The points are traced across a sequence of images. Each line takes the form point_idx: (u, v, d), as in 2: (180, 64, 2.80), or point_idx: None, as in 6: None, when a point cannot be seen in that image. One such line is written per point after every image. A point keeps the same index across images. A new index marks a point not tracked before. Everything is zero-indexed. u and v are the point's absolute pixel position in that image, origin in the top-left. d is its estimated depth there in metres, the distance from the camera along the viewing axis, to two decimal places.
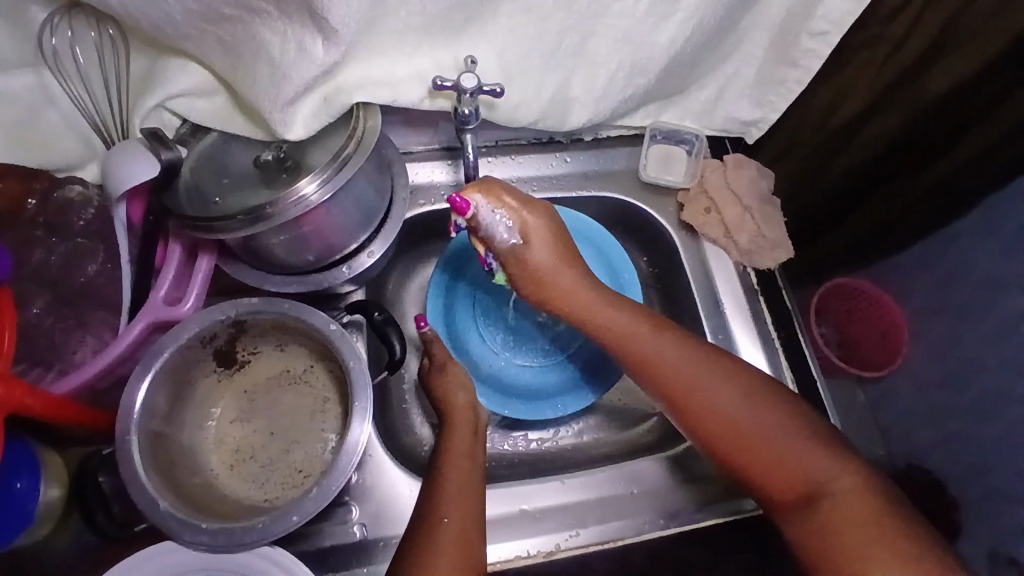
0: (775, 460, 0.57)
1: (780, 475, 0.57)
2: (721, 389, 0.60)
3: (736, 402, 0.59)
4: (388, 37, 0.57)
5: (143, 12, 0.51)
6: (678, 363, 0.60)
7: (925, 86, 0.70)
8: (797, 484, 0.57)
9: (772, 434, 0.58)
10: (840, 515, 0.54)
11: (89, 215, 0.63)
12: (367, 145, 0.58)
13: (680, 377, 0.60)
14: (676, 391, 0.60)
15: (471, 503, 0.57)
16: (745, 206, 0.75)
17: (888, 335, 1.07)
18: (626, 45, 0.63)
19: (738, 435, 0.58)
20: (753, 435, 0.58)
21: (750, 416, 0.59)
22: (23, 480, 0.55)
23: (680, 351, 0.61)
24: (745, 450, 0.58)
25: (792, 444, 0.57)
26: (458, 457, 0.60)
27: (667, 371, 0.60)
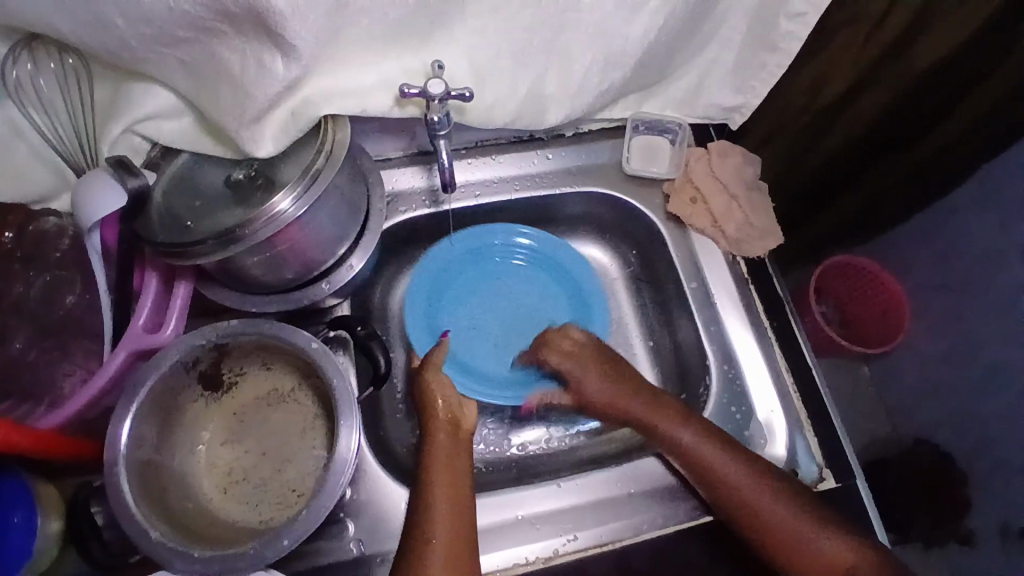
0: (802, 548, 0.59)
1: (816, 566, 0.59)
2: (759, 488, 0.61)
3: (778, 501, 0.61)
4: (351, 46, 0.56)
5: (98, 42, 0.50)
6: (717, 462, 0.62)
7: (906, 61, 0.68)
8: (830, 568, 0.58)
9: (816, 526, 0.59)
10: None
11: (65, 245, 0.62)
12: (338, 158, 0.57)
13: (705, 464, 0.63)
14: (711, 483, 0.62)
15: (462, 516, 0.57)
16: (731, 194, 0.74)
17: (889, 313, 1.03)
18: (599, 40, 0.62)
19: (771, 519, 0.60)
20: (781, 525, 0.60)
21: (772, 505, 0.60)
22: (20, 514, 0.55)
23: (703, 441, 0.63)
24: (789, 540, 0.59)
25: (819, 537, 0.59)
26: (444, 473, 0.59)
27: (717, 472, 0.62)
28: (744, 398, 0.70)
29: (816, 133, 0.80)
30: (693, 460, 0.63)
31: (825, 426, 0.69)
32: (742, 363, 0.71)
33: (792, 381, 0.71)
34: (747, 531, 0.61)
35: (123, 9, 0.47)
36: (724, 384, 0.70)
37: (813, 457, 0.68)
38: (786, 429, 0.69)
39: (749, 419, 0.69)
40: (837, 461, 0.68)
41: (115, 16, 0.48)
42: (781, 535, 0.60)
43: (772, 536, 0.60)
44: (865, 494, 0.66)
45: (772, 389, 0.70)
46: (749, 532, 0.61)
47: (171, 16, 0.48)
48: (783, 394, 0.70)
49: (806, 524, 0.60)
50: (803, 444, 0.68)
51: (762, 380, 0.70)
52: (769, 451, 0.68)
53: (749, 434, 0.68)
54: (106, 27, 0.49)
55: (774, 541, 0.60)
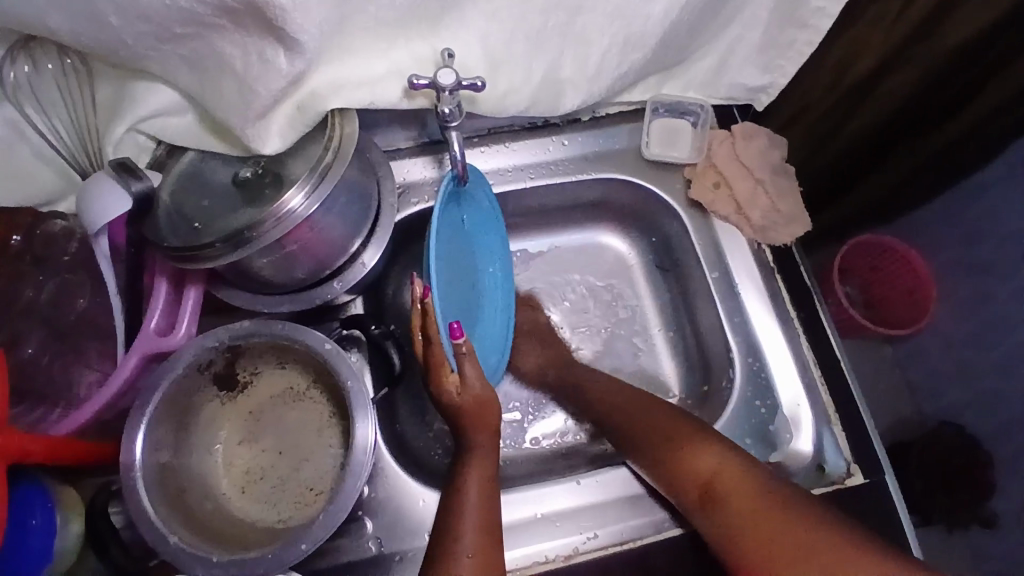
0: (693, 458, 0.59)
1: (693, 474, 0.59)
2: (652, 412, 0.65)
3: (670, 424, 0.63)
4: (358, 35, 0.53)
5: (95, 40, 0.49)
6: (615, 400, 0.68)
7: (946, 37, 0.64)
8: (705, 477, 0.58)
9: (701, 439, 0.60)
10: (741, 495, 0.56)
11: (74, 248, 0.61)
12: (346, 153, 0.55)
13: (611, 397, 0.69)
14: (611, 420, 0.67)
15: (490, 527, 0.56)
16: (756, 179, 0.71)
17: (916, 294, 1.00)
18: (616, 21, 0.59)
19: (668, 430, 0.62)
20: (680, 438, 0.61)
21: (668, 421, 0.63)
22: (38, 517, 0.54)
23: (611, 384, 0.70)
24: (685, 449, 0.60)
25: (712, 451, 0.59)
26: (478, 488, 0.57)
27: (617, 407, 0.67)
28: (770, 392, 0.68)
29: (847, 112, 0.76)
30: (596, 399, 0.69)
31: (852, 420, 0.67)
32: (767, 356, 0.69)
33: (818, 374, 0.69)
34: (636, 455, 0.64)
35: (118, 6, 0.45)
36: (748, 378, 0.68)
37: (840, 451, 0.66)
38: (813, 423, 0.67)
39: (774, 412, 0.67)
40: (865, 456, 0.66)
41: (110, 13, 0.46)
42: (683, 445, 0.61)
43: (662, 444, 0.62)
44: (894, 488, 0.64)
45: (797, 382, 0.68)
46: (640, 454, 0.63)
47: (169, 11, 0.46)
48: (810, 387, 0.68)
49: (693, 438, 0.61)
50: (831, 438, 0.66)
51: (788, 373, 0.68)
52: (795, 447, 0.66)
53: (773, 429, 0.67)
54: (103, 25, 0.47)
55: (660, 455, 0.62)
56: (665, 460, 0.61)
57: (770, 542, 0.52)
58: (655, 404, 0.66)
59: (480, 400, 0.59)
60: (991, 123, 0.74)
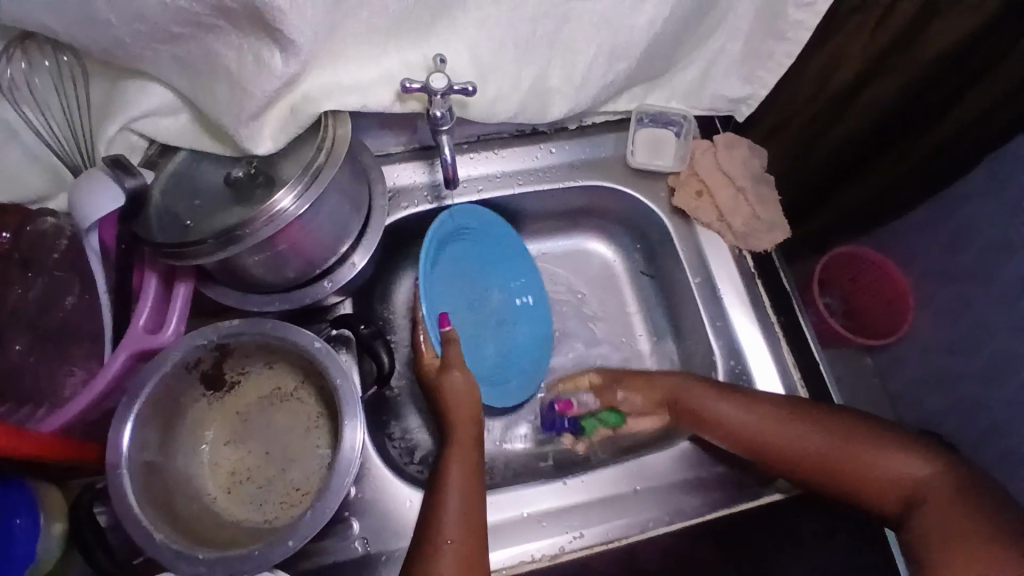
0: (885, 472, 0.58)
1: (886, 488, 0.58)
2: (814, 434, 0.61)
3: (836, 442, 0.61)
4: (351, 39, 0.55)
5: (90, 39, 0.49)
6: (750, 425, 0.63)
7: (922, 48, 0.67)
8: (901, 490, 0.58)
9: (877, 452, 0.59)
10: (937, 505, 0.55)
11: (62, 246, 0.62)
12: (338, 154, 0.56)
13: (766, 432, 0.63)
14: (750, 446, 0.63)
15: (474, 511, 0.57)
16: (737, 188, 0.73)
17: (894, 302, 1.02)
18: (604, 31, 0.61)
19: (850, 453, 0.60)
20: (858, 455, 0.60)
21: (835, 445, 0.60)
22: (23, 517, 0.54)
23: (751, 413, 0.64)
24: (870, 470, 0.59)
25: (896, 458, 0.59)
26: (462, 471, 0.59)
27: (757, 434, 0.63)
28: None
29: (826, 124, 0.79)
30: (730, 430, 0.64)
31: None
32: (748, 358, 0.70)
33: (799, 378, 0.70)
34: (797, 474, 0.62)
35: (117, 4, 0.46)
36: (730, 380, 0.70)
37: None
38: None
39: None
40: None
41: (109, 12, 0.47)
42: (860, 465, 0.59)
43: (844, 474, 0.60)
44: None
45: (777, 384, 0.69)
46: (805, 474, 0.61)
47: (167, 12, 0.47)
48: (790, 389, 0.69)
49: (883, 455, 0.59)
50: None
51: (768, 376, 0.70)
52: None
53: None
54: (101, 24, 0.48)
55: (849, 481, 0.60)
56: (846, 485, 0.60)
57: (948, 550, 0.53)
58: (809, 419, 0.62)
59: (470, 394, 0.63)
60: (966, 135, 0.77)
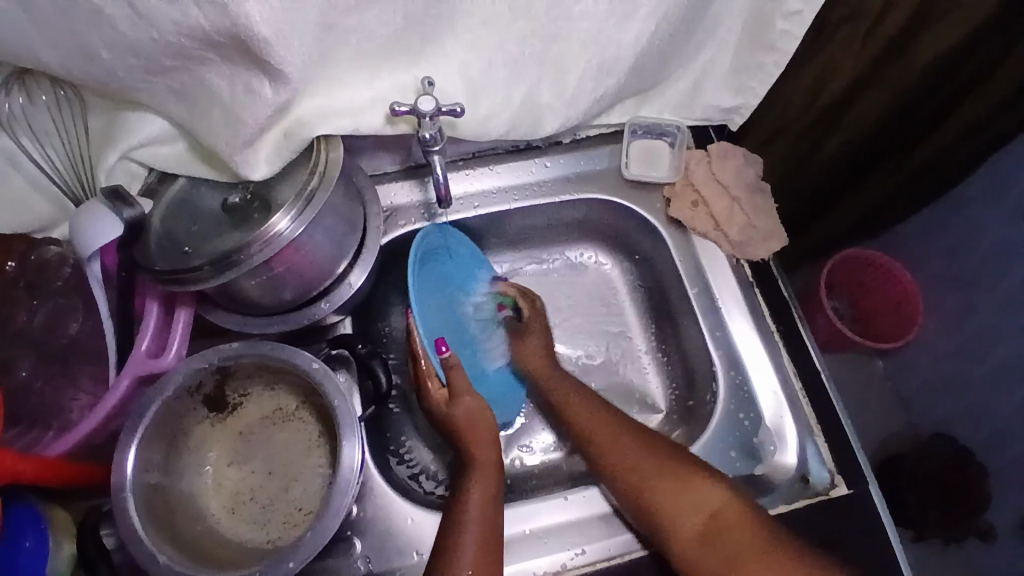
0: (686, 500, 0.61)
1: (690, 511, 0.60)
2: (649, 442, 0.65)
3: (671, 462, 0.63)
4: (340, 66, 0.56)
5: (87, 73, 0.51)
6: (601, 423, 0.68)
7: (913, 57, 0.66)
8: (704, 518, 0.59)
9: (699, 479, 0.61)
10: (735, 541, 0.57)
11: (67, 272, 0.63)
12: (331, 178, 0.57)
13: (588, 424, 0.68)
14: (594, 436, 0.67)
15: (489, 554, 0.56)
16: (732, 197, 0.73)
17: (904, 306, 1.00)
18: (591, 47, 0.61)
19: (667, 477, 0.62)
20: (675, 478, 0.62)
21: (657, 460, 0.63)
22: (31, 538, 0.55)
23: (593, 406, 0.69)
24: (672, 496, 0.61)
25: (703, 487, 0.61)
26: (481, 503, 0.59)
27: (584, 422, 0.68)
28: (750, 405, 0.69)
29: (821, 131, 0.79)
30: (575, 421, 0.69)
31: (833, 429, 0.68)
32: (748, 367, 0.70)
33: (801, 386, 0.70)
34: (620, 480, 0.64)
35: (109, 41, 0.48)
36: (730, 389, 0.69)
37: (823, 461, 0.67)
38: (796, 434, 0.68)
39: (758, 425, 0.68)
40: (849, 466, 0.66)
41: (103, 48, 0.48)
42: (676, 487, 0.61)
43: (643, 492, 0.62)
44: (878, 499, 0.64)
45: (779, 394, 0.69)
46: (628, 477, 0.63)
47: (158, 46, 0.48)
48: (791, 398, 0.69)
49: (700, 491, 0.61)
50: (814, 450, 0.67)
51: (769, 383, 0.69)
52: (780, 459, 0.67)
53: (758, 441, 0.68)
54: (95, 59, 0.49)
55: (648, 503, 0.62)
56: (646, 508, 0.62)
57: None
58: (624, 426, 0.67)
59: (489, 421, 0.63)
60: (954, 154, 0.78)
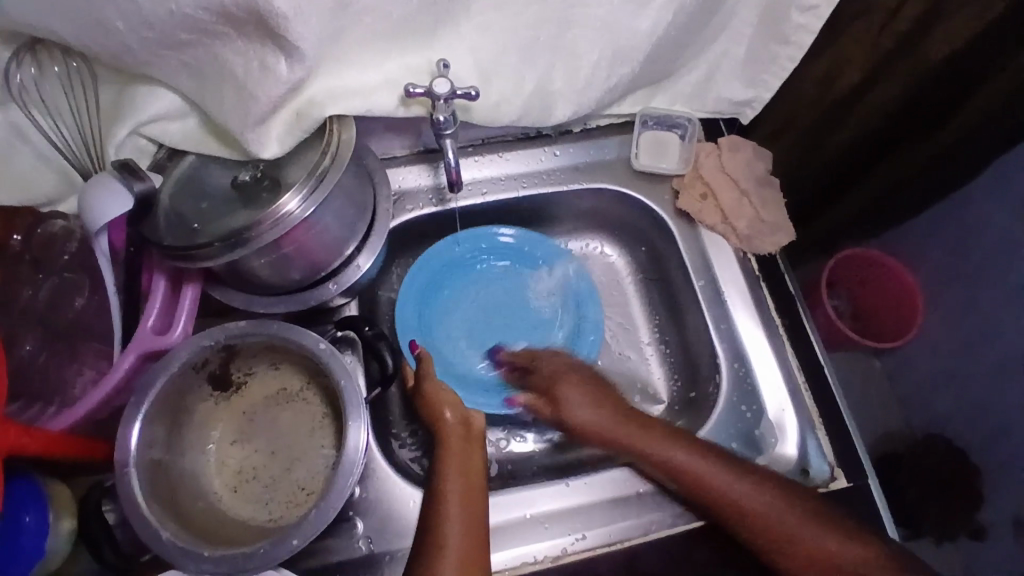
0: (803, 543, 0.59)
1: (810, 557, 0.59)
2: (753, 484, 0.61)
3: (781, 504, 0.61)
4: (354, 45, 0.55)
5: (100, 45, 0.50)
6: (705, 468, 0.62)
7: (925, 53, 0.66)
8: (827, 562, 0.59)
9: (792, 515, 0.60)
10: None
11: (73, 248, 0.63)
12: (343, 158, 0.56)
13: (689, 474, 0.62)
14: (700, 485, 0.62)
15: (474, 527, 0.56)
16: (741, 190, 0.73)
17: (904, 305, 1.01)
18: (606, 35, 0.61)
19: (778, 525, 0.60)
20: (784, 524, 0.60)
21: (769, 504, 0.61)
22: (32, 514, 0.55)
23: (686, 452, 0.63)
24: (790, 539, 0.60)
25: (814, 530, 0.59)
26: (457, 476, 0.58)
27: (679, 469, 0.63)
28: (753, 398, 0.69)
29: (832, 126, 0.78)
30: (669, 470, 0.63)
31: (834, 423, 0.68)
32: (752, 361, 0.70)
33: (803, 380, 0.70)
34: (736, 519, 0.61)
35: (124, 13, 0.47)
36: (733, 381, 0.70)
37: (824, 456, 0.67)
38: (797, 428, 0.68)
39: (760, 417, 0.68)
40: (849, 460, 0.67)
41: (117, 20, 0.48)
42: (788, 534, 0.60)
43: (760, 530, 0.60)
44: (876, 493, 0.66)
45: (782, 388, 0.69)
46: (716, 508, 0.62)
47: (173, 19, 0.48)
48: (794, 392, 0.69)
49: (812, 534, 0.59)
50: (814, 444, 0.68)
51: (772, 376, 0.70)
52: (781, 451, 0.67)
53: (759, 433, 0.68)
54: (109, 31, 0.49)
55: (767, 544, 0.60)
56: (769, 548, 0.60)
57: None
58: (720, 466, 0.62)
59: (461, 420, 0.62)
60: (961, 147, 0.78)
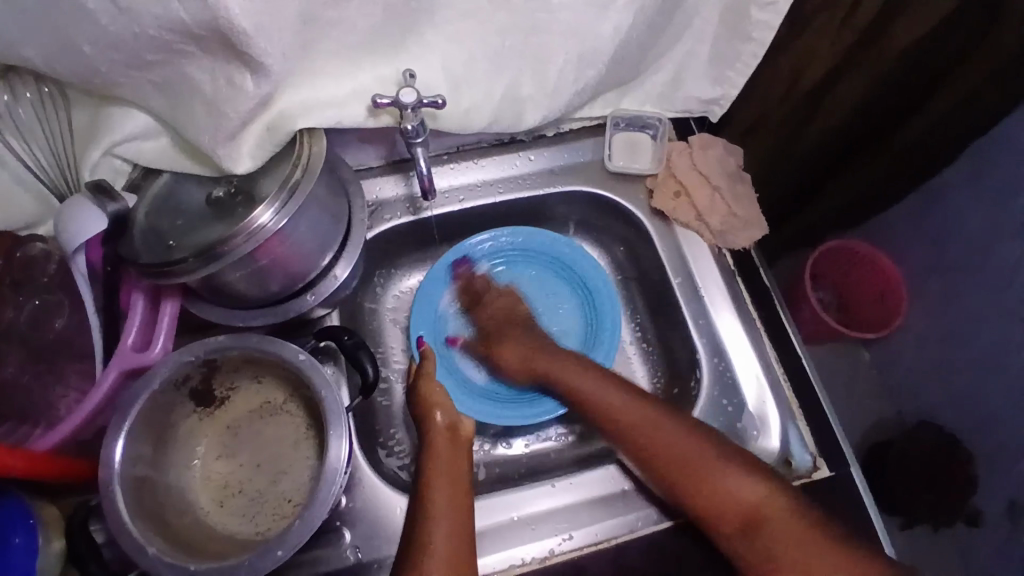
0: (722, 490, 0.59)
1: (724, 504, 0.59)
2: (680, 427, 0.62)
3: (702, 446, 0.61)
4: (321, 59, 0.56)
5: (69, 69, 0.51)
6: (629, 408, 0.64)
7: (887, 44, 0.67)
8: (742, 510, 0.58)
9: (727, 467, 0.59)
10: (778, 532, 0.56)
11: (52, 269, 0.63)
12: (314, 171, 0.57)
13: (624, 415, 0.64)
14: (622, 422, 0.64)
15: (461, 522, 0.56)
16: (713, 186, 0.73)
17: (887, 296, 1.02)
18: (571, 39, 0.62)
19: (698, 469, 0.60)
20: (707, 470, 0.60)
21: (692, 447, 0.61)
22: (20, 535, 0.55)
23: (617, 391, 0.65)
24: (707, 484, 0.59)
25: (737, 476, 0.59)
26: (443, 473, 0.59)
27: (607, 406, 0.65)
28: (733, 391, 0.70)
29: (801, 120, 0.80)
30: (604, 411, 0.65)
31: (815, 413, 0.69)
32: (731, 355, 0.71)
33: (782, 372, 0.71)
34: (654, 461, 0.62)
35: (92, 36, 0.48)
36: (713, 376, 0.70)
37: (806, 446, 0.68)
38: (779, 419, 0.69)
39: (740, 411, 0.69)
40: (831, 448, 0.68)
41: (84, 43, 0.49)
42: (708, 479, 0.59)
43: (679, 474, 0.60)
44: (860, 482, 0.66)
45: (761, 380, 0.70)
46: (654, 463, 0.62)
47: (140, 40, 0.49)
48: (774, 384, 0.70)
49: (730, 478, 0.59)
50: (796, 434, 0.68)
51: (751, 369, 0.71)
52: (763, 443, 0.68)
53: (741, 426, 0.69)
54: (77, 54, 0.50)
55: (688, 489, 0.60)
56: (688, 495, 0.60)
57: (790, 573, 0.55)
58: (652, 408, 0.64)
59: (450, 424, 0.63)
60: (934, 140, 0.79)
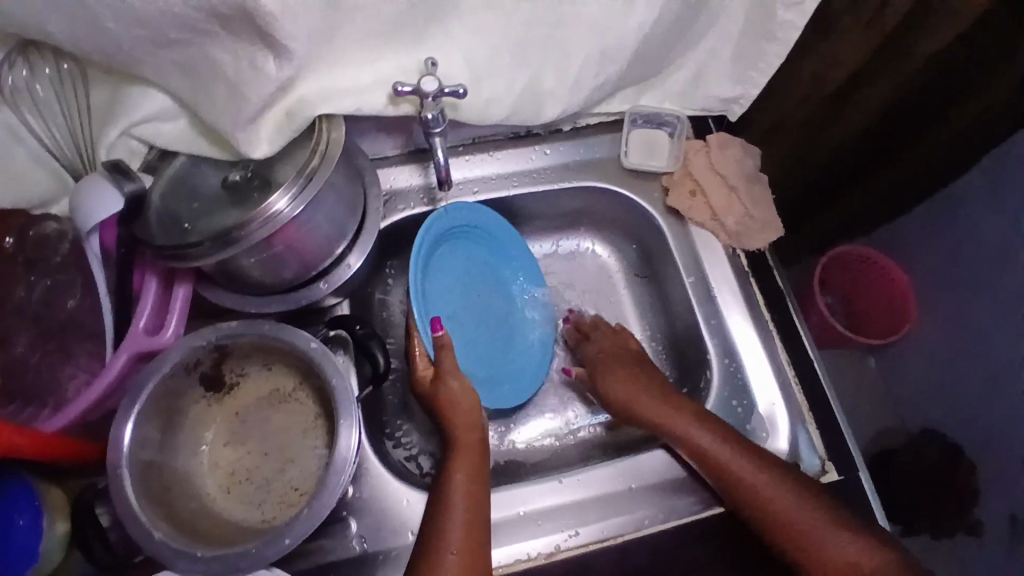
0: (818, 547, 0.57)
1: (822, 559, 0.57)
2: (770, 477, 0.60)
3: (798, 502, 0.59)
4: (343, 45, 0.56)
5: (91, 45, 0.51)
6: (729, 457, 0.61)
7: (910, 49, 0.67)
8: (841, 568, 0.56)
9: (822, 519, 0.58)
10: None
11: (65, 249, 0.63)
12: (332, 156, 0.56)
13: (716, 462, 0.62)
14: (719, 469, 0.62)
15: (476, 522, 0.57)
16: (731, 186, 0.73)
17: (896, 303, 1.02)
18: (594, 34, 0.61)
19: (791, 521, 0.58)
20: (800, 526, 0.58)
21: (780, 496, 0.59)
22: (25, 517, 0.55)
23: (712, 438, 0.63)
24: (798, 535, 0.58)
25: (835, 535, 0.57)
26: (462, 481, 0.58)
27: (701, 452, 0.63)
28: (744, 392, 0.70)
29: (820, 122, 0.79)
30: (695, 455, 0.63)
31: (825, 418, 0.69)
32: (743, 357, 0.71)
33: (794, 375, 0.70)
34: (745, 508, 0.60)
35: (115, 14, 0.48)
36: (724, 376, 0.70)
37: (815, 451, 0.68)
38: (789, 422, 0.68)
39: (750, 412, 0.69)
40: (840, 455, 0.67)
41: (107, 19, 0.48)
42: (800, 533, 0.58)
43: (768, 520, 0.59)
44: (868, 487, 0.66)
45: (772, 382, 0.70)
46: (725, 484, 0.61)
47: (164, 19, 0.48)
48: (785, 387, 0.70)
49: (821, 532, 0.57)
50: (805, 438, 0.68)
51: (762, 371, 0.70)
52: (772, 445, 0.68)
53: (750, 428, 0.68)
54: (100, 31, 0.49)
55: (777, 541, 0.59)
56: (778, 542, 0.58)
57: None
58: (743, 454, 0.62)
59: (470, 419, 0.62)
60: (950, 143, 0.79)
